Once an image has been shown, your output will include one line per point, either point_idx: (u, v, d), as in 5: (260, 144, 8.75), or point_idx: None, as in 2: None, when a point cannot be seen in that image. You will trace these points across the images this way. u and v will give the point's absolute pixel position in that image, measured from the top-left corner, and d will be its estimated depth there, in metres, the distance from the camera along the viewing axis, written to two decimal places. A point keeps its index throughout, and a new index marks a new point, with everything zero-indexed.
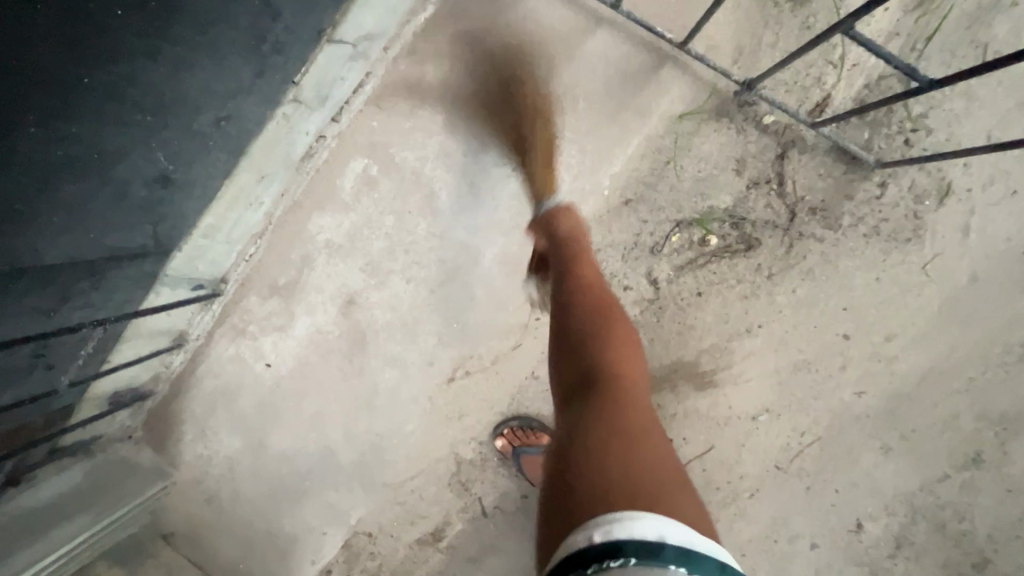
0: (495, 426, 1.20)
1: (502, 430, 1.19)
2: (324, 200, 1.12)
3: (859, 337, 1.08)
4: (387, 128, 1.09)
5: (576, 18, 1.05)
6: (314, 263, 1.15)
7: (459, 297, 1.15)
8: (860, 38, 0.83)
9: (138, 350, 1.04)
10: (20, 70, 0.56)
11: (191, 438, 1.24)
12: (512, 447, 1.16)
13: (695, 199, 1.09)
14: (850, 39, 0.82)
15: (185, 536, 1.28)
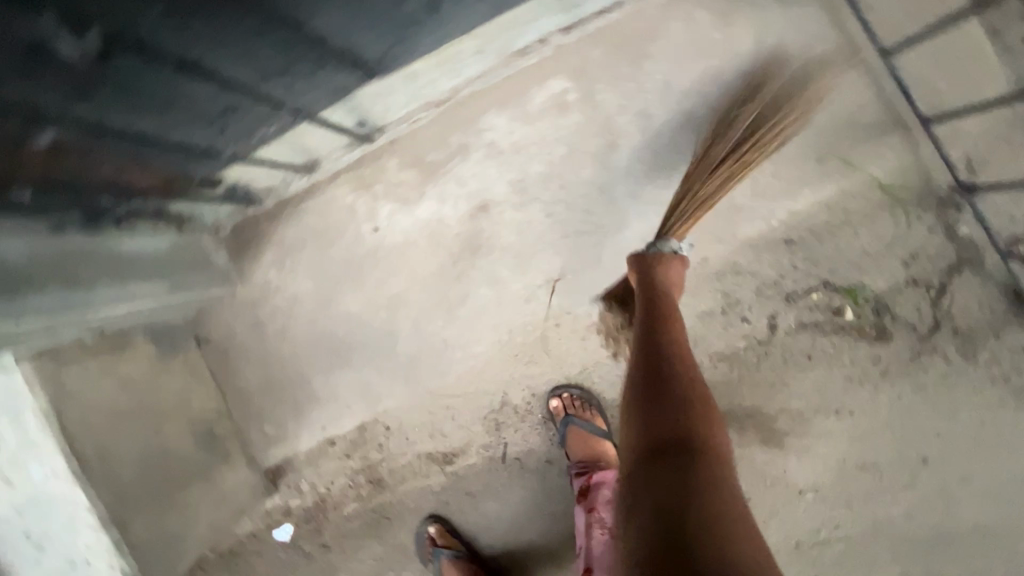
0: (553, 387, 1.20)
1: (559, 393, 1.19)
2: (510, 102, 1.09)
3: (935, 466, 1.08)
4: (605, 63, 1.06)
5: (835, 48, 1.02)
6: (467, 156, 1.13)
7: (586, 253, 1.13)
8: None
9: (282, 156, 1.01)
10: None
11: (269, 261, 1.22)
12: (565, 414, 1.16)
13: (852, 269, 1.07)
14: None
15: (218, 348, 1.27)
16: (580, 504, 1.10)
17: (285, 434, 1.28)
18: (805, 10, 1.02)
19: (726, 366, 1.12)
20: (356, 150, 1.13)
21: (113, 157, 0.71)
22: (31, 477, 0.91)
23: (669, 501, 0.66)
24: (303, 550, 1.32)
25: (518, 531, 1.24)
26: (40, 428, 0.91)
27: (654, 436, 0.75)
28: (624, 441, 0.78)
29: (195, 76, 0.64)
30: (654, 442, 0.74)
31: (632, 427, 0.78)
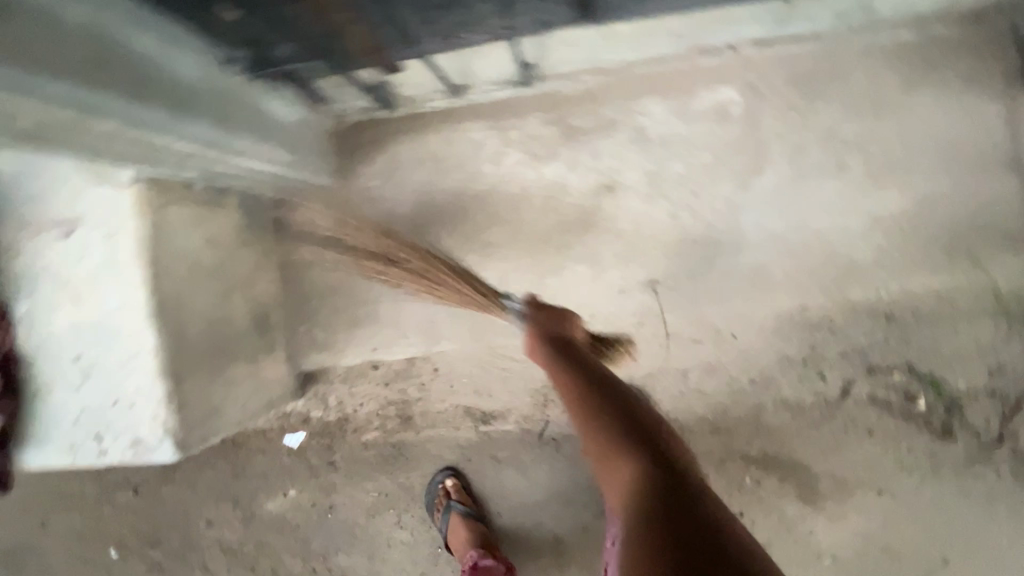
0: None
1: None
2: (674, 94, 1.08)
3: (950, 569, 1.11)
4: (779, 89, 1.06)
5: (998, 149, 1.04)
6: (613, 133, 1.11)
7: (694, 264, 1.12)
8: None
9: (450, 70, 0.98)
10: None
11: (377, 169, 1.18)
12: None
13: (939, 362, 1.09)
14: None
15: (294, 237, 1.23)
16: None
17: (331, 343, 1.25)
18: (984, 104, 1.03)
19: (788, 415, 1.14)
20: (508, 91, 1.11)
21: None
22: (104, 301, 0.88)
23: (670, 531, 0.61)
24: (310, 462, 1.29)
25: (529, 513, 1.22)
26: (133, 256, 0.87)
27: (639, 461, 0.69)
28: (606, 482, 0.72)
29: None
30: (640, 478, 0.67)
31: (614, 474, 0.70)
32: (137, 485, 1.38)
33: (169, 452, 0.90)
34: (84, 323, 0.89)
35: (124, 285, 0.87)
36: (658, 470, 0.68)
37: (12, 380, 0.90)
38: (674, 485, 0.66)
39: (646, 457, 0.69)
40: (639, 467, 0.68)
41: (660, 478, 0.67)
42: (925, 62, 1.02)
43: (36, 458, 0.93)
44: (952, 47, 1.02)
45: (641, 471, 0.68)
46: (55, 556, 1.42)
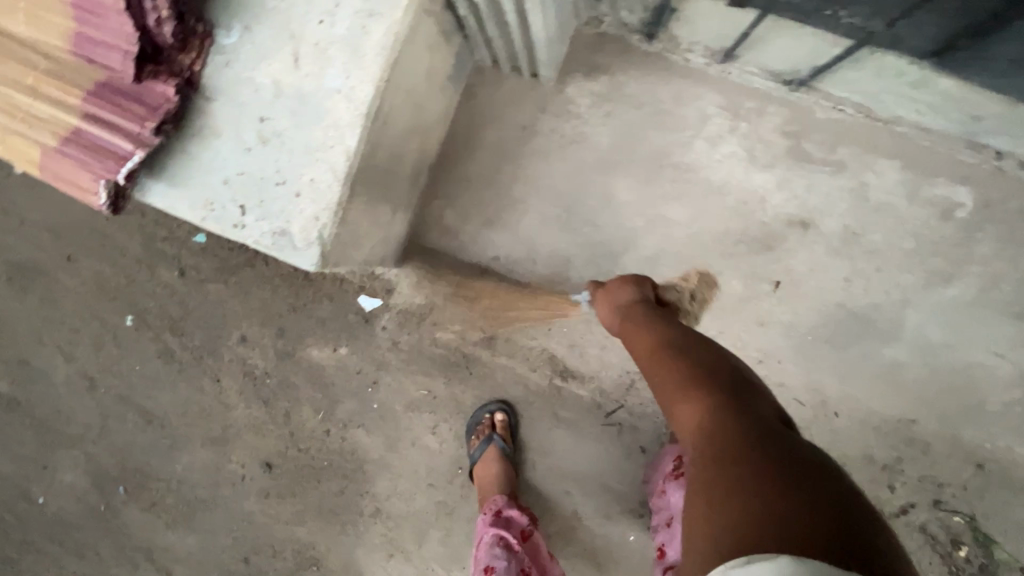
0: None
1: None
2: (916, 169, 1.05)
3: None
4: (1012, 215, 1.04)
5: None
6: (838, 175, 1.07)
7: (840, 333, 1.11)
8: None
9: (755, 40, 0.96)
10: None
11: (594, 89, 1.10)
12: None
13: (1000, 525, 1.12)
14: None
15: (476, 112, 1.14)
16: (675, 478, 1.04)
17: (457, 231, 1.19)
18: None
19: None
20: (766, 83, 1.06)
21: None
22: (326, 79, 0.79)
23: (756, 460, 0.54)
24: (374, 331, 1.24)
25: (562, 478, 1.21)
26: (378, 48, 0.77)
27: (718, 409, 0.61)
28: (670, 419, 0.67)
29: None
30: (714, 421, 0.60)
31: (683, 408, 0.65)
32: (186, 268, 1.29)
33: (312, 260, 0.83)
34: (289, 87, 0.80)
35: (353, 72, 0.78)
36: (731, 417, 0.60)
37: (183, 110, 0.81)
38: (757, 426, 0.59)
39: (727, 402, 0.63)
40: (712, 403, 0.63)
41: (745, 420, 0.60)
42: None
43: (162, 196, 0.84)
44: None
45: (726, 412, 0.61)
46: (69, 294, 1.33)
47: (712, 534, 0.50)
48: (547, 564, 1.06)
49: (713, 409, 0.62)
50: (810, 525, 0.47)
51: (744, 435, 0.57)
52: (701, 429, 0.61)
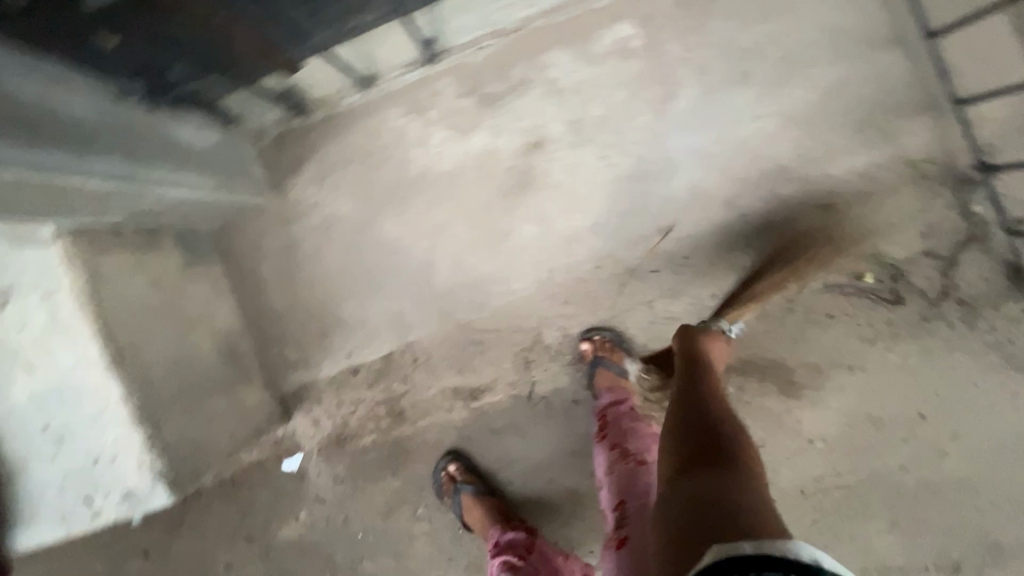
0: (584, 329, 1.21)
1: (590, 336, 1.20)
2: (575, 40, 1.11)
3: (931, 422, 1.17)
4: (671, 14, 1.10)
5: (883, 24, 1.09)
6: (528, 91, 1.14)
7: (633, 199, 1.16)
8: None
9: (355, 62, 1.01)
10: None
11: (310, 178, 1.18)
12: (594, 356, 1.17)
13: (875, 237, 1.15)
14: None
15: (243, 265, 1.22)
16: (603, 442, 1.03)
17: (306, 359, 1.25)
18: None
19: (753, 320, 1.19)
20: (416, 71, 1.13)
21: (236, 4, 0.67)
22: (59, 363, 0.86)
23: (706, 478, 0.63)
24: (313, 481, 1.29)
25: (537, 471, 1.26)
26: (74, 312, 0.85)
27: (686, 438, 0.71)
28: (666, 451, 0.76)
29: None
30: (691, 443, 0.69)
31: (667, 440, 0.74)
32: (145, 549, 1.35)
33: (163, 494, 0.89)
34: (39, 389, 0.87)
35: (72, 343, 0.85)
36: (708, 439, 0.69)
37: None
38: (711, 444, 0.68)
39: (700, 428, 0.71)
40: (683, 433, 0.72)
41: (707, 441, 0.69)
42: None
43: (28, 537, 0.91)
44: None
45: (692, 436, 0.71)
46: None
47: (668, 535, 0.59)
48: (559, 564, 1.10)
49: (700, 424, 0.72)
50: (730, 519, 0.56)
51: (706, 455, 0.66)
52: (690, 435, 0.71)
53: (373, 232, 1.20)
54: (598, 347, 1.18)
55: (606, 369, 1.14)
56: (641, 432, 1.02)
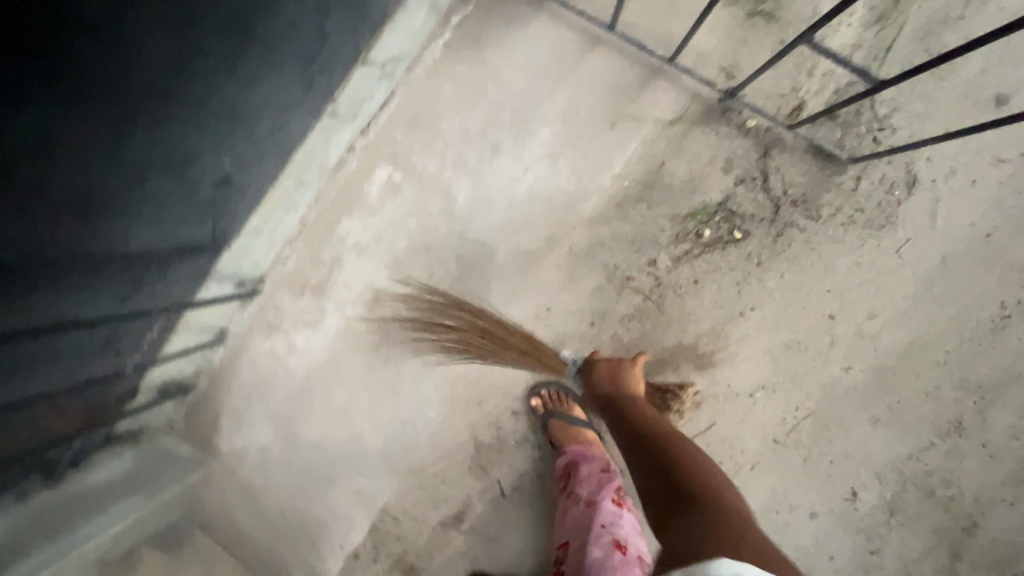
0: (533, 385, 1.28)
1: (539, 391, 1.27)
2: (352, 205, 1.24)
3: (843, 316, 1.17)
4: (409, 138, 1.22)
5: (575, 38, 1.18)
6: (343, 263, 1.26)
7: (477, 291, 1.26)
8: (821, 46, 1.03)
9: (186, 343, 1.14)
10: (148, 87, 0.66)
11: (228, 428, 1.32)
12: (545, 410, 1.25)
13: (688, 196, 1.20)
14: (812, 46, 1.02)
15: (219, 526, 1.35)
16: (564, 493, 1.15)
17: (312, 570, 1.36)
18: (538, 24, 1.18)
19: (636, 323, 1.23)
20: (252, 303, 1.27)
21: (31, 414, 0.84)
22: None
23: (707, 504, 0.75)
24: None
25: (548, 550, 1.31)
26: None
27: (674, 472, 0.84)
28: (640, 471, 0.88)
29: (63, 331, 0.78)
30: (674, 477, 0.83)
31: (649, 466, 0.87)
32: None
33: None
34: None
35: None
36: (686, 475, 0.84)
37: None
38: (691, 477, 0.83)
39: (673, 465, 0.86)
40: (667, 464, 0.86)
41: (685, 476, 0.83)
42: (475, 37, 1.18)
43: None
44: (481, 12, 1.18)
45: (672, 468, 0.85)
46: None
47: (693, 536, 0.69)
48: None
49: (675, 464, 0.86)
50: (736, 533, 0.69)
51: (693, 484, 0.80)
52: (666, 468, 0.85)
53: (300, 440, 1.32)
54: (547, 401, 1.26)
55: (559, 420, 1.22)
56: (592, 475, 1.12)
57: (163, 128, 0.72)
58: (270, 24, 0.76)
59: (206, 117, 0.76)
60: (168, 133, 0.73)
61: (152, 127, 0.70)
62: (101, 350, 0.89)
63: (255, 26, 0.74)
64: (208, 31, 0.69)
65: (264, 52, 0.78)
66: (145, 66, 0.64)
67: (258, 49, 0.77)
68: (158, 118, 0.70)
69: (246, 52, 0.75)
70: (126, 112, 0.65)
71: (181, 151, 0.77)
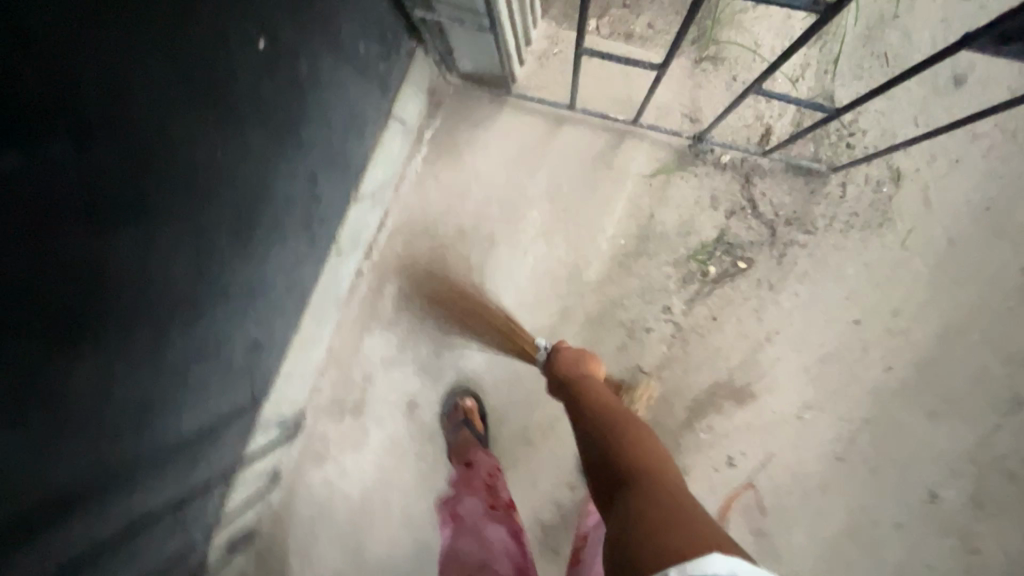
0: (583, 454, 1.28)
1: None
2: (371, 323, 1.29)
3: (869, 318, 1.17)
4: (410, 248, 1.28)
5: (541, 122, 1.25)
6: (374, 379, 1.30)
7: (506, 376, 1.29)
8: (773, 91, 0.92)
9: (246, 494, 1.18)
10: (176, 303, 0.71)
11: (297, 566, 1.32)
12: None
13: (685, 239, 1.23)
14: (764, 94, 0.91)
15: None
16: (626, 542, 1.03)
17: None
18: (504, 118, 1.26)
19: (668, 372, 1.23)
20: (297, 439, 1.30)
21: None
22: None
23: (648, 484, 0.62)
24: None
25: None
26: None
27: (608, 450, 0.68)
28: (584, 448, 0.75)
29: (141, 526, 0.83)
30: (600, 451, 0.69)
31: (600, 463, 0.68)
32: None
33: None
34: None
35: None
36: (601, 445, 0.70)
37: None
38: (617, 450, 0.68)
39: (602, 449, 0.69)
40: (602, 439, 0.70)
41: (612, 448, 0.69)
42: (450, 144, 1.26)
43: None
44: (450, 121, 1.26)
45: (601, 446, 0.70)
46: None
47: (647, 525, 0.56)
48: None
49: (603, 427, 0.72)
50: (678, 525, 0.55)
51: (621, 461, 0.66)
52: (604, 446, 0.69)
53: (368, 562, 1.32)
54: None
55: None
56: None
57: (194, 326, 0.77)
58: (270, 204, 0.81)
59: (227, 300, 0.82)
60: (198, 329, 0.78)
61: (183, 330, 0.75)
62: (174, 531, 0.94)
63: (259, 215, 0.80)
64: (221, 234, 0.74)
65: (269, 231, 0.84)
66: (174, 284, 0.70)
67: (264, 230, 0.83)
68: (186, 321, 0.75)
69: (253, 238, 0.81)
70: (157, 329, 0.70)
71: (212, 338, 0.82)
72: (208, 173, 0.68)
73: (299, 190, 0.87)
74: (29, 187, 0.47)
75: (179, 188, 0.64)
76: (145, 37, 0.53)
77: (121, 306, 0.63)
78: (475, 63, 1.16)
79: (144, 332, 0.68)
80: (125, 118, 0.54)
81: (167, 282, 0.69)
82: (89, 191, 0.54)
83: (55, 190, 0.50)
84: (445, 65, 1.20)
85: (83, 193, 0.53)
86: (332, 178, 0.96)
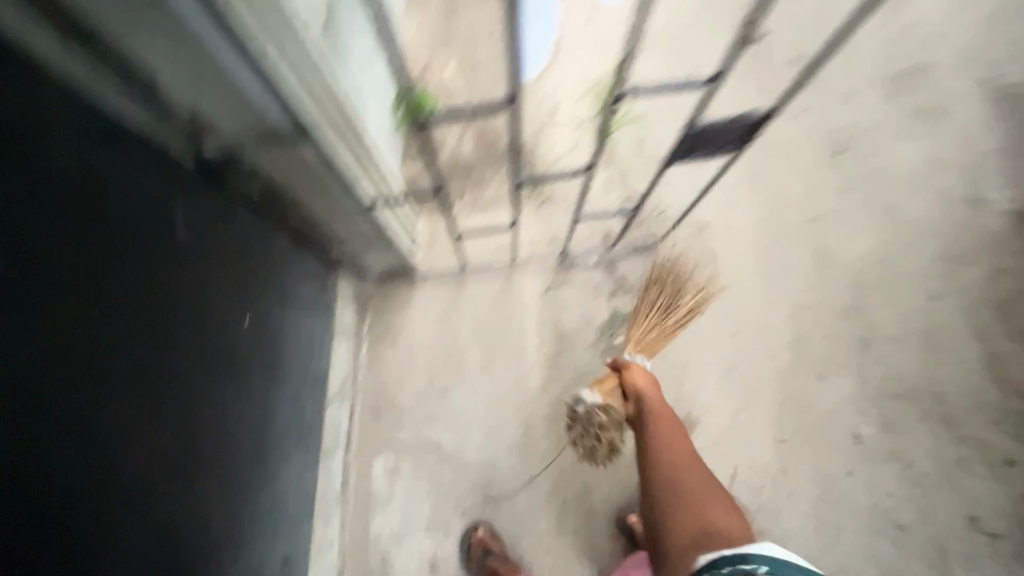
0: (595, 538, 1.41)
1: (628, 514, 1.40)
2: (370, 505, 1.42)
3: (740, 327, 1.52)
4: (382, 425, 1.47)
5: (448, 283, 1.57)
6: (391, 557, 1.39)
7: (503, 498, 1.43)
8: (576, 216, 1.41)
9: None
10: (233, 530, 0.99)
11: None
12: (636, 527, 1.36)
13: (589, 326, 1.55)
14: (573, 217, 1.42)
15: None
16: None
17: None
18: (419, 291, 1.55)
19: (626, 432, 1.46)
20: None
21: None
22: None
23: (676, 484, 1.04)
24: None
25: None
26: None
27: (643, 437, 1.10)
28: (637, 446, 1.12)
29: None
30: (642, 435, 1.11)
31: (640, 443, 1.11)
32: None
33: None
34: None
35: None
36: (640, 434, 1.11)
37: None
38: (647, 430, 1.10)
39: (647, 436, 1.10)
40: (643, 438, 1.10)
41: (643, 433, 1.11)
42: (384, 329, 1.52)
43: None
44: (377, 311, 1.53)
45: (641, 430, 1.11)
46: None
47: (680, 526, 0.99)
48: None
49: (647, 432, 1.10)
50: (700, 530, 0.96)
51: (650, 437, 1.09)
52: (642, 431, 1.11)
53: None
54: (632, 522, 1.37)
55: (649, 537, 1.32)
56: None
57: (242, 547, 1.02)
58: (277, 438, 1.14)
59: (262, 521, 1.09)
60: (245, 548, 1.03)
61: (238, 549, 1.01)
62: None
63: (273, 448, 1.12)
64: (252, 471, 1.05)
65: (279, 457, 1.15)
66: (229, 515, 0.98)
67: (276, 458, 1.14)
68: (239, 541, 1.01)
69: (270, 465, 1.12)
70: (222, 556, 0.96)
71: (255, 554, 1.07)
72: (240, 430, 1.01)
73: (293, 420, 1.21)
74: (146, 476, 0.79)
75: (160, 424, 0.81)
76: (200, 367, 0.89)
77: (198, 543, 0.90)
78: (383, 263, 1.49)
79: (149, 551, 0.80)
80: (200, 418, 0.90)
81: (224, 518, 0.97)
82: (178, 472, 0.85)
83: (156, 475, 0.81)
84: (360, 271, 1.50)
85: (151, 477, 0.80)
86: (312, 400, 1.31)
